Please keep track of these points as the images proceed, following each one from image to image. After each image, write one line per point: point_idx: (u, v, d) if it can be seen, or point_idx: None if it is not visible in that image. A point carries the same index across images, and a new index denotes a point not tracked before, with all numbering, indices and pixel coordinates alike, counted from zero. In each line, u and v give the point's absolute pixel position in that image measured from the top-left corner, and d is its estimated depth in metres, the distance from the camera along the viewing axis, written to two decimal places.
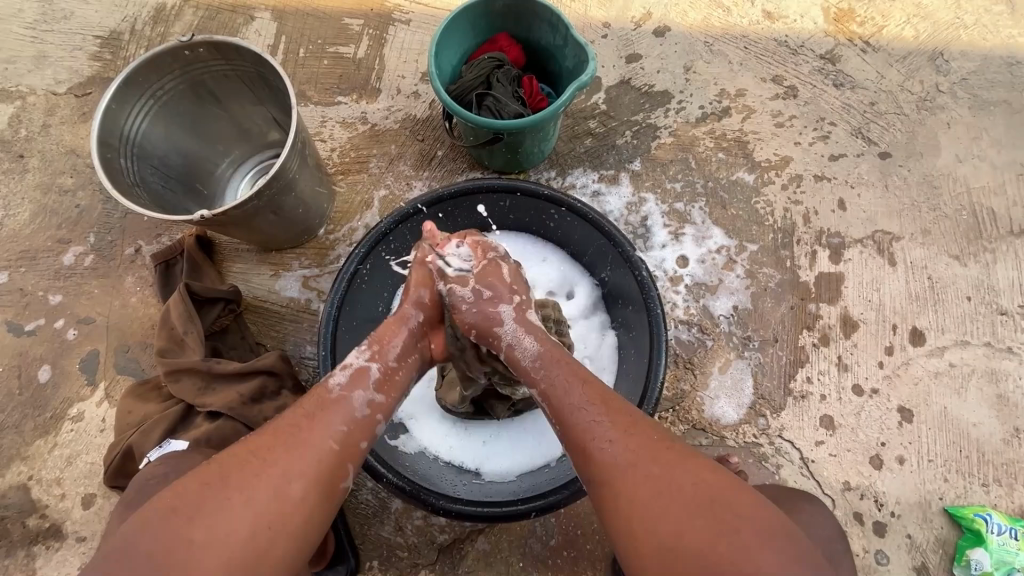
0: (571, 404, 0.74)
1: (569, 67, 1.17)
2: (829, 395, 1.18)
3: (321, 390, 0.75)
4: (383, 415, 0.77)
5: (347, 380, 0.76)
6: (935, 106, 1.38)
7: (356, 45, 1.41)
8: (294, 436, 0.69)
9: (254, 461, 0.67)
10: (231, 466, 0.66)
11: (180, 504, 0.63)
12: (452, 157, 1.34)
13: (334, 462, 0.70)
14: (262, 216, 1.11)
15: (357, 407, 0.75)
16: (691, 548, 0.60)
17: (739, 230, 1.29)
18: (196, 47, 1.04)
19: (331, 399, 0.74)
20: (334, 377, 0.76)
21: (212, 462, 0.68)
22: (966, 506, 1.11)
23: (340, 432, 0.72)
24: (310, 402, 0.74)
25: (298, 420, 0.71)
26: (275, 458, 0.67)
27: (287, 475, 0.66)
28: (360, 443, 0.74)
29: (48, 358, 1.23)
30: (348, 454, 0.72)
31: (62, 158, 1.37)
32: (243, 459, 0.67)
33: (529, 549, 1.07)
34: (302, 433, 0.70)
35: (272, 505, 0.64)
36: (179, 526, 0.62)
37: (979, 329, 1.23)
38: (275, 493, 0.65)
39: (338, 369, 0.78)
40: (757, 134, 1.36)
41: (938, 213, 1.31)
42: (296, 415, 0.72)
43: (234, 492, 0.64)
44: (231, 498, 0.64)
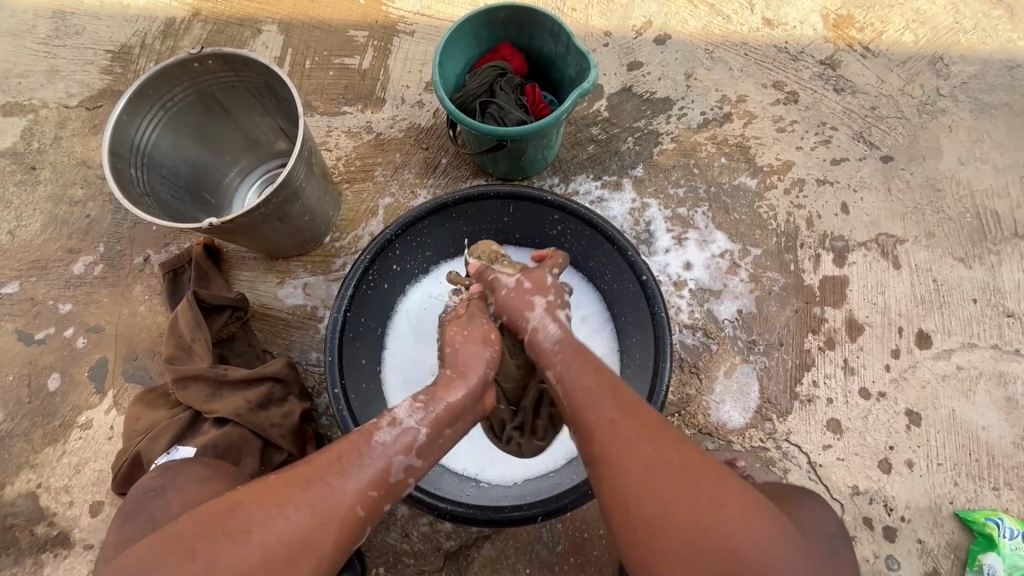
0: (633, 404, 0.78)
1: (571, 74, 1.18)
2: (835, 399, 1.18)
3: (364, 440, 0.74)
4: (414, 480, 0.76)
5: (393, 439, 0.74)
6: (936, 109, 1.39)
7: (361, 56, 1.43)
8: (325, 494, 0.69)
9: (274, 511, 0.67)
10: (253, 513, 0.66)
11: (201, 546, 0.64)
12: (456, 165, 1.36)
13: (353, 528, 0.70)
14: (269, 224, 1.12)
15: (391, 471, 0.73)
16: None
17: (743, 234, 1.30)
18: (205, 59, 1.06)
19: (369, 455, 0.73)
20: (384, 434, 0.74)
21: (242, 503, 0.67)
22: (977, 511, 1.10)
23: (368, 498, 0.70)
24: (351, 456, 0.72)
25: (333, 479, 0.70)
26: (300, 517, 0.66)
27: (309, 535, 0.66)
28: (384, 508, 0.73)
29: (58, 365, 1.25)
30: (369, 520, 0.71)
31: (73, 169, 1.39)
32: (269, 513, 0.66)
33: (536, 555, 1.07)
34: (334, 490, 0.69)
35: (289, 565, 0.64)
36: (190, 565, 0.62)
37: (985, 331, 1.22)
38: (293, 547, 0.65)
39: (388, 426, 0.75)
40: (759, 139, 1.37)
41: (942, 215, 1.31)
42: (333, 468, 0.71)
43: (255, 545, 0.64)
44: (253, 550, 0.64)
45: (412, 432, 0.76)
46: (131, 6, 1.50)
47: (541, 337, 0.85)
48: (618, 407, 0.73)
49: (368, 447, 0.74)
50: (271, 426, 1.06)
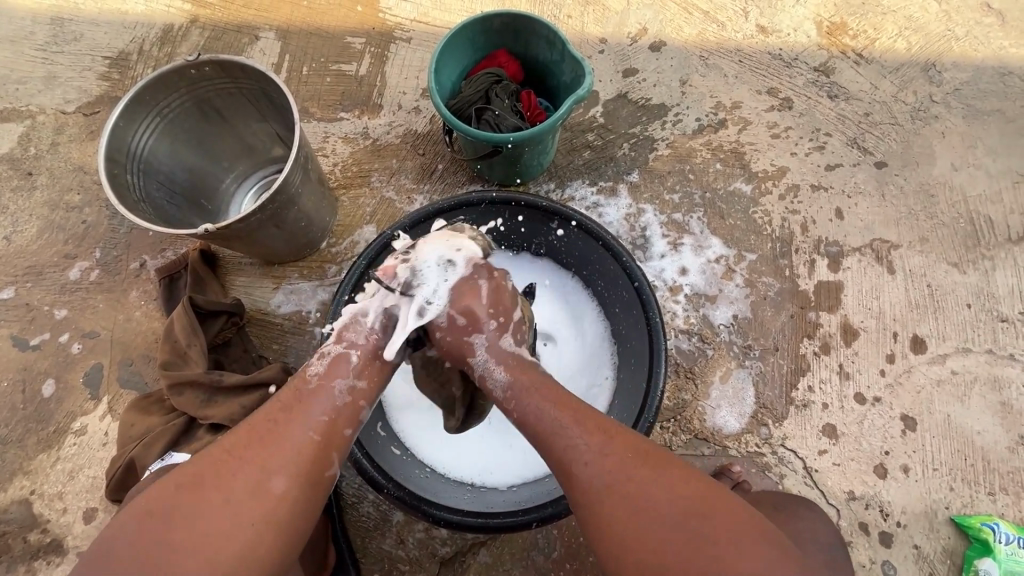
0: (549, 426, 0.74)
1: (566, 81, 1.19)
2: (831, 404, 1.18)
3: (299, 382, 0.76)
4: (365, 401, 0.79)
5: (324, 369, 0.77)
6: (929, 116, 1.40)
7: (358, 63, 1.44)
8: (276, 431, 0.71)
9: (231, 458, 0.68)
10: (209, 465, 0.68)
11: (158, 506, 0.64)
12: (452, 171, 1.36)
13: (318, 455, 0.72)
14: (265, 229, 1.12)
15: (336, 394, 0.76)
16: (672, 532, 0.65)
17: (738, 240, 1.30)
18: (202, 66, 1.06)
19: (311, 389, 0.75)
20: (312, 367, 0.77)
21: (193, 460, 0.69)
22: (973, 516, 1.10)
23: (320, 422, 0.73)
24: (291, 398, 0.75)
25: (278, 414, 0.73)
26: (252, 454, 0.69)
27: (270, 469, 0.68)
28: (343, 432, 0.75)
29: (52, 372, 1.24)
30: (332, 445, 0.74)
31: (70, 175, 1.39)
32: (222, 459, 0.68)
33: (532, 561, 1.06)
34: (283, 425, 0.72)
35: (256, 500, 0.66)
36: (157, 528, 0.62)
37: (980, 336, 1.23)
38: (255, 486, 0.67)
39: (316, 358, 0.79)
40: (754, 145, 1.38)
41: (936, 221, 1.32)
42: (277, 408, 0.73)
43: (214, 488, 0.66)
44: (212, 493, 0.65)
45: (344, 358, 0.79)
46: (129, 13, 1.51)
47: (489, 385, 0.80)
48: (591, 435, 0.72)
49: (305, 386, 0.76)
50: None
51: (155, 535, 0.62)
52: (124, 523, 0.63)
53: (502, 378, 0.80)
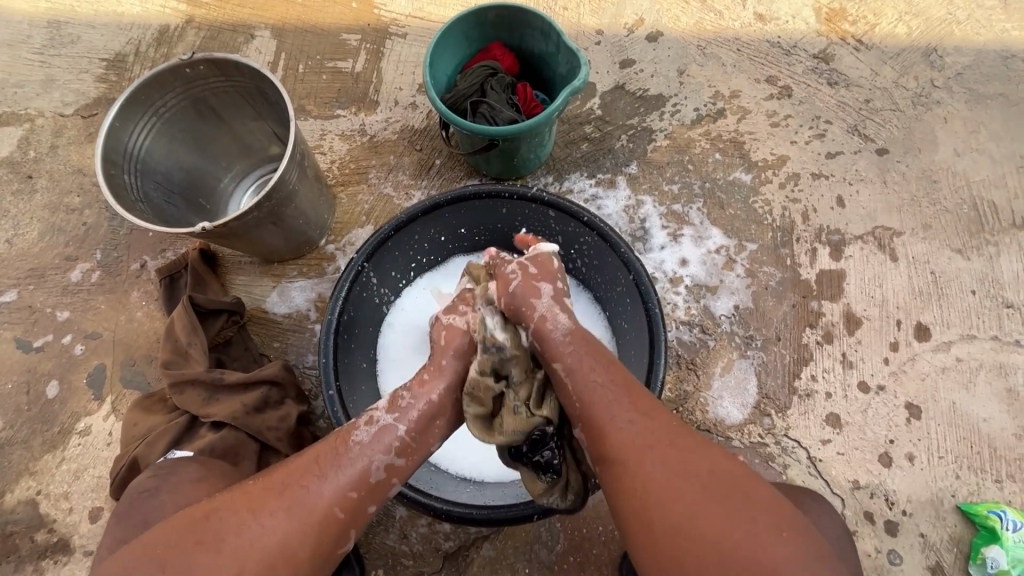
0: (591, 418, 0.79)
1: (562, 73, 1.18)
2: (834, 393, 1.17)
3: (345, 437, 0.78)
4: (400, 479, 0.79)
5: (370, 437, 0.78)
6: (931, 101, 1.38)
7: (354, 59, 1.44)
8: (306, 493, 0.72)
9: (277, 488, 0.72)
10: (258, 489, 0.72)
11: (211, 517, 0.70)
12: (450, 166, 1.36)
13: (336, 533, 0.73)
14: (262, 227, 1.12)
15: (377, 469, 0.76)
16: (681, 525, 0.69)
17: (738, 230, 1.29)
18: (197, 65, 1.06)
19: (350, 458, 0.76)
20: (358, 432, 0.78)
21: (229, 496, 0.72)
22: (980, 503, 1.09)
23: (348, 497, 0.73)
24: (329, 456, 0.76)
25: (311, 475, 0.74)
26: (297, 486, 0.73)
27: (290, 531, 0.69)
28: (366, 508, 0.76)
29: (56, 373, 1.25)
30: (367, 497, 0.76)
31: (70, 178, 1.40)
32: (254, 502, 0.71)
33: (535, 555, 1.06)
34: (314, 490, 0.73)
35: (292, 526, 0.70)
36: (206, 535, 0.69)
37: (985, 322, 1.21)
38: (294, 517, 0.70)
39: (363, 424, 0.79)
40: (753, 134, 1.36)
41: (939, 207, 1.30)
42: (313, 469, 0.74)
43: (236, 531, 0.69)
44: (237, 534, 0.68)
45: (391, 430, 0.79)
46: (125, 15, 1.51)
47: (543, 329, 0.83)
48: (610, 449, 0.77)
49: (346, 450, 0.77)
50: (267, 429, 1.06)
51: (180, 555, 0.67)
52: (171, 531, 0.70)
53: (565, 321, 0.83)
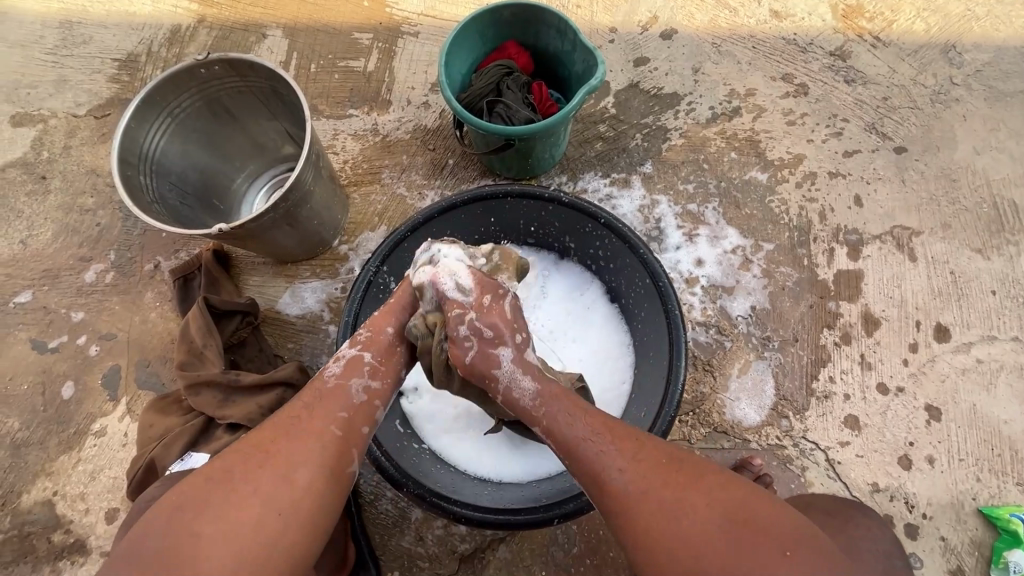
0: (577, 437, 0.73)
1: (578, 71, 1.17)
2: (853, 395, 1.16)
3: (318, 380, 0.77)
4: (382, 401, 0.79)
5: (341, 369, 0.78)
6: (950, 99, 1.37)
7: (366, 59, 1.43)
8: (297, 427, 0.72)
9: (254, 453, 0.68)
10: (231, 463, 0.67)
11: (185, 500, 0.64)
12: (464, 166, 1.35)
13: (339, 450, 0.72)
14: (278, 228, 1.12)
15: (356, 393, 0.77)
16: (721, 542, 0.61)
17: (754, 230, 1.28)
18: (212, 65, 1.06)
19: (326, 386, 0.76)
20: (330, 368, 0.79)
21: (212, 462, 0.69)
22: (1002, 507, 1.08)
23: (340, 418, 0.74)
24: (310, 397, 0.75)
25: (297, 414, 0.73)
26: (277, 450, 0.69)
27: (293, 465, 0.68)
28: (349, 467, 0.73)
29: (71, 374, 1.25)
30: (351, 440, 0.74)
31: (84, 179, 1.40)
32: (249, 455, 0.68)
33: (552, 557, 1.06)
34: (302, 421, 0.72)
35: (277, 495, 0.66)
36: (185, 521, 0.63)
37: (1006, 324, 1.20)
38: (278, 486, 0.66)
39: (332, 361, 0.80)
40: (769, 133, 1.35)
41: (958, 207, 1.29)
42: (297, 409, 0.74)
43: (237, 485, 0.65)
44: (239, 489, 0.65)
45: (358, 358, 0.80)
46: (137, 15, 1.51)
47: (517, 396, 0.78)
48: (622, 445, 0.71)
49: (324, 385, 0.77)
50: None
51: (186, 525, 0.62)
52: (148, 525, 0.63)
53: (532, 388, 0.77)
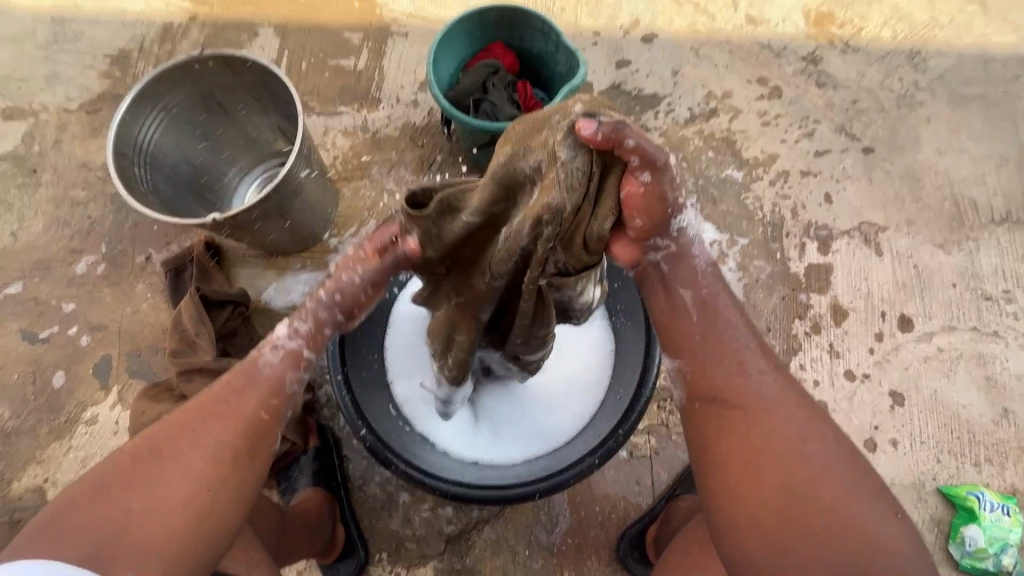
0: (725, 323, 0.72)
1: (561, 71, 1.22)
2: (822, 381, 1.22)
3: (250, 366, 0.77)
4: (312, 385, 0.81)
5: (279, 360, 0.79)
6: (914, 102, 1.44)
7: (356, 58, 1.47)
8: (224, 408, 0.72)
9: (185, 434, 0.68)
10: (164, 440, 0.67)
11: (119, 476, 0.64)
12: (451, 162, 1.39)
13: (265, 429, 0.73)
14: (269, 220, 1.15)
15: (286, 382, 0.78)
16: (807, 474, 0.61)
17: (730, 225, 1.34)
18: (206, 61, 1.09)
19: (254, 377, 0.76)
20: (265, 357, 0.79)
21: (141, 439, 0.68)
22: (959, 486, 1.14)
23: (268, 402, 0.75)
24: (240, 378, 0.76)
25: (227, 394, 0.73)
26: (204, 430, 0.69)
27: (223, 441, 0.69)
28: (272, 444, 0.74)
29: (62, 363, 1.27)
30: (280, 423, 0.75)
31: (75, 172, 1.42)
32: (174, 428, 0.68)
33: (536, 537, 1.10)
34: (229, 402, 0.73)
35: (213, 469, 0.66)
36: (121, 494, 0.62)
37: (965, 314, 1.27)
38: (211, 458, 0.67)
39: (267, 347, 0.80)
40: (744, 133, 1.41)
41: (922, 204, 1.36)
42: (226, 390, 0.74)
43: (172, 460, 0.65)
44: (175, 461, 0.65)
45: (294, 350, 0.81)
46: (129, 12, 1.53)
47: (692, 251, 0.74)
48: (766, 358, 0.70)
49: (254, 378, 0.76)
50: None
51: (122, 497, 0.62)
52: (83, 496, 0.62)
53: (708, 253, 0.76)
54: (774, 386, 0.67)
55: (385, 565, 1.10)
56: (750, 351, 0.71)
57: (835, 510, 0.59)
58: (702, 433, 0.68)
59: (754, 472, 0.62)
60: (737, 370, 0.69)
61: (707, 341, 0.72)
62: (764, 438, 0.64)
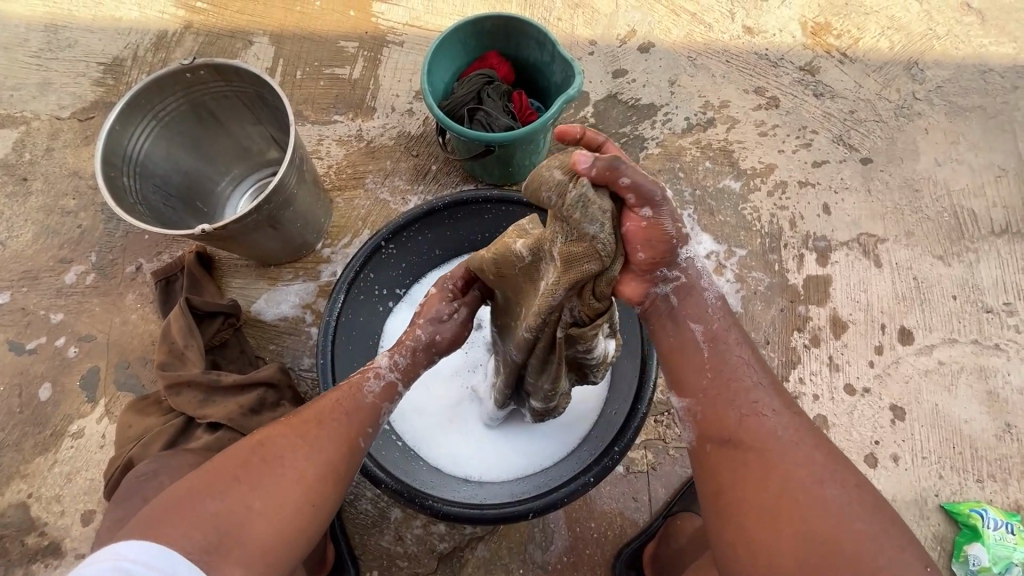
0: (738, 361, 0.71)
1: (557, 81, 1.21)
2: (821, 395, 1.20)
3: (355, 389, 0.78)
4: None
5: (380, 390, 0.80)
6: (912, 113, 1.43)
7: (351, 66, 1.46)
8: (334, 425, 0.73)
9: (299, 443, 0.70)
10: (281, 448, 0.69)
11: (239, 476, 0.65)
12: (446, 171, 1.38)
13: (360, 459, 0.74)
14: (261, 230, 1.13)
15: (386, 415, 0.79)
16: (820, 522, 0.58)
17: (728, 236, 1.33)
18: (197, 70, 1.08)
19: (359, 400, 0.77)
20: (370, 384, 0.79)
21: (257, 441, 0.69)
22: (962, 502, 1.11)
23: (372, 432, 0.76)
24: (347, 398, 0.77)
25: (338, 416, 0.74)
26: (316, 445, 0.70)
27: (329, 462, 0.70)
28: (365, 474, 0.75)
29: (49, 375, 1.25)
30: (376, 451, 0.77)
31: (66, 180, 1.40)
32: (287, 443, 0.69)
33: (530, 555, 1.07)
34: (341, 423, 0.74)
35: (318, 486, 0.68)
36: (241, 494, 0.64)
37: (966, 327, 1.25)
38: (318, 474, 0.68)
39: (372, 376, 0.81)
40: (742, 143, 1.40)
41: (921, 215, 1.34)
42: (336, 408, 0.75)
43: (286, 470, 0.67)
44: (286, 472, 0.66)
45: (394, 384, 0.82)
46: (123, 20, 1.52)
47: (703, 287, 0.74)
48: (780, 398, 0.68)
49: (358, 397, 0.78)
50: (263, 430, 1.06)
51: (237, 495, 0.63)
52: (199, 491, 0.63)
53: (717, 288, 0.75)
54: (789, 427, 0.65)
55: None
56: (767, 391, 0.68)
57: (858, 558, 0.56)
58: (715, 483, 0.66)
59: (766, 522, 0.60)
60: (750, 412, 0.67)
61: (720, 381, 0.70)
62: (774, 482, 0.61)
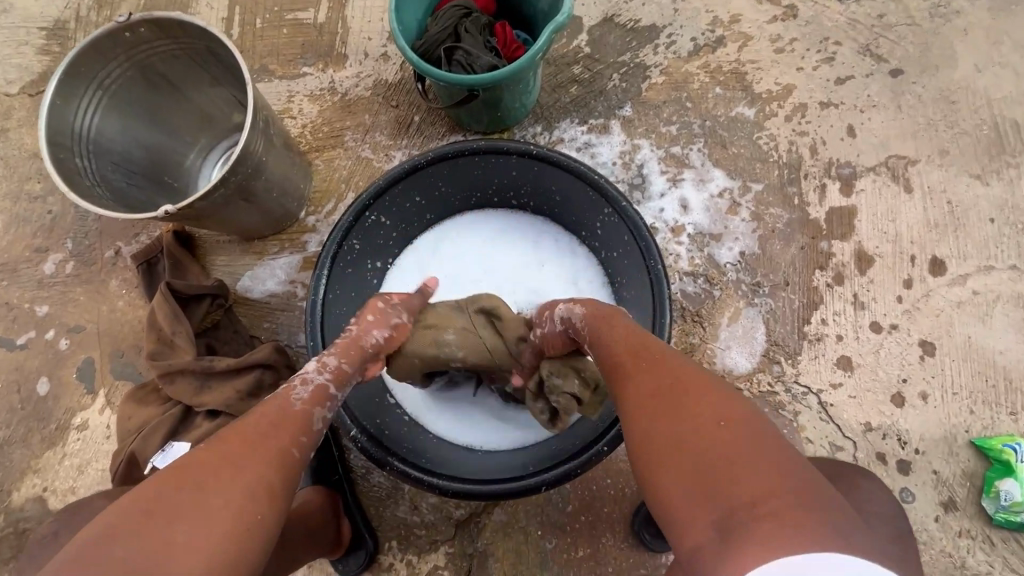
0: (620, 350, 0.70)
1: (544, 8, 1.06)
2: (845, 335, 1.13)
3: (283, 400, 0.69)
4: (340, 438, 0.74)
5: (309, 395, 0.71)
6: (950, 12, 1.26)
7: (315, 9, 1.31)
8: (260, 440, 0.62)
9: (227, 464, 0.58)
10: (203, 469, 0.56)
11: (153, 510, 0.52)
12: (430, 121, 1.26)
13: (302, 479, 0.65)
14: (233, 204, 1.04)
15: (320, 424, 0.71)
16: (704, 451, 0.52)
17: (742, 170, 1.21)
18: (136, 27, 0.95)
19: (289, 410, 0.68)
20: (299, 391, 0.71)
21: (176, 465, 0.56)
22: (994, 437, 1.06)
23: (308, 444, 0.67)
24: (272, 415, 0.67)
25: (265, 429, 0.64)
26: (246, 463, 0.59)
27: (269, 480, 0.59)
28: None
29: (45, 370, 1.22)
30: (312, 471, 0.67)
31: (27, 163, 1.31)
32: (220, 463, 0.57)
33: (547, 517, 1.06)
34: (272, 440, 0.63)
35: (256, 508, 0.56)
36: (156, 532, 0.51)
37: (1004, 251, 1.16)
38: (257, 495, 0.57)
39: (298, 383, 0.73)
40: (756, 63, 1.26)
41: (957, 130, 1.21)
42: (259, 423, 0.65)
43: (209, 495, 0.55)
44: (211, 498, 0.54)
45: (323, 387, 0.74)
46: None
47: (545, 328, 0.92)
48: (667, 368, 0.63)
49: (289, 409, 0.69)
50: None
51: (154, 532, 0.51)
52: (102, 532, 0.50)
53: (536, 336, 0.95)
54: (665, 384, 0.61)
55: (395, 554, 1.07)
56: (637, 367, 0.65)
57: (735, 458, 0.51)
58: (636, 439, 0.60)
59: (689, 429, 0.54)
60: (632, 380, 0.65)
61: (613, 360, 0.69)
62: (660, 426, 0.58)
